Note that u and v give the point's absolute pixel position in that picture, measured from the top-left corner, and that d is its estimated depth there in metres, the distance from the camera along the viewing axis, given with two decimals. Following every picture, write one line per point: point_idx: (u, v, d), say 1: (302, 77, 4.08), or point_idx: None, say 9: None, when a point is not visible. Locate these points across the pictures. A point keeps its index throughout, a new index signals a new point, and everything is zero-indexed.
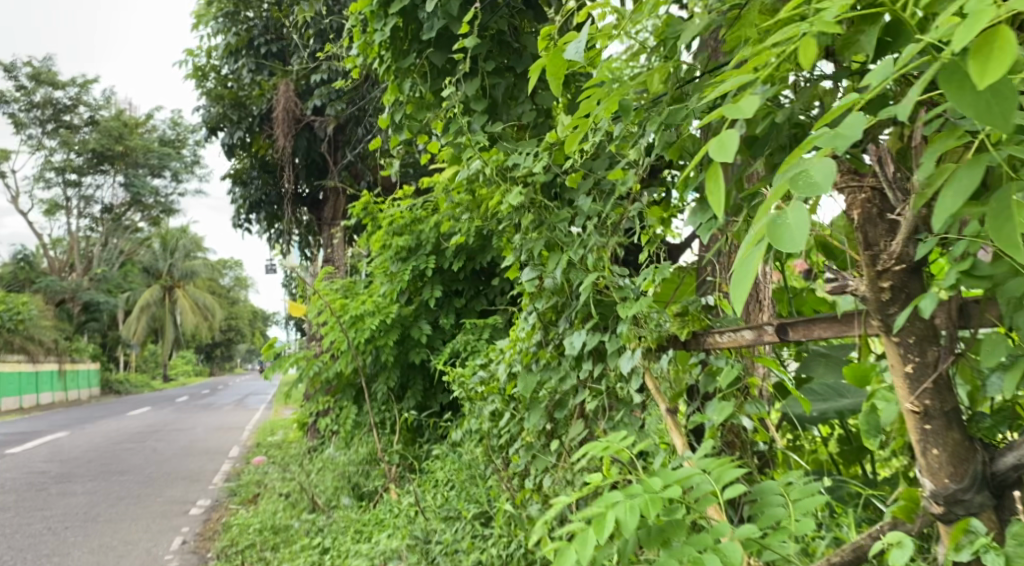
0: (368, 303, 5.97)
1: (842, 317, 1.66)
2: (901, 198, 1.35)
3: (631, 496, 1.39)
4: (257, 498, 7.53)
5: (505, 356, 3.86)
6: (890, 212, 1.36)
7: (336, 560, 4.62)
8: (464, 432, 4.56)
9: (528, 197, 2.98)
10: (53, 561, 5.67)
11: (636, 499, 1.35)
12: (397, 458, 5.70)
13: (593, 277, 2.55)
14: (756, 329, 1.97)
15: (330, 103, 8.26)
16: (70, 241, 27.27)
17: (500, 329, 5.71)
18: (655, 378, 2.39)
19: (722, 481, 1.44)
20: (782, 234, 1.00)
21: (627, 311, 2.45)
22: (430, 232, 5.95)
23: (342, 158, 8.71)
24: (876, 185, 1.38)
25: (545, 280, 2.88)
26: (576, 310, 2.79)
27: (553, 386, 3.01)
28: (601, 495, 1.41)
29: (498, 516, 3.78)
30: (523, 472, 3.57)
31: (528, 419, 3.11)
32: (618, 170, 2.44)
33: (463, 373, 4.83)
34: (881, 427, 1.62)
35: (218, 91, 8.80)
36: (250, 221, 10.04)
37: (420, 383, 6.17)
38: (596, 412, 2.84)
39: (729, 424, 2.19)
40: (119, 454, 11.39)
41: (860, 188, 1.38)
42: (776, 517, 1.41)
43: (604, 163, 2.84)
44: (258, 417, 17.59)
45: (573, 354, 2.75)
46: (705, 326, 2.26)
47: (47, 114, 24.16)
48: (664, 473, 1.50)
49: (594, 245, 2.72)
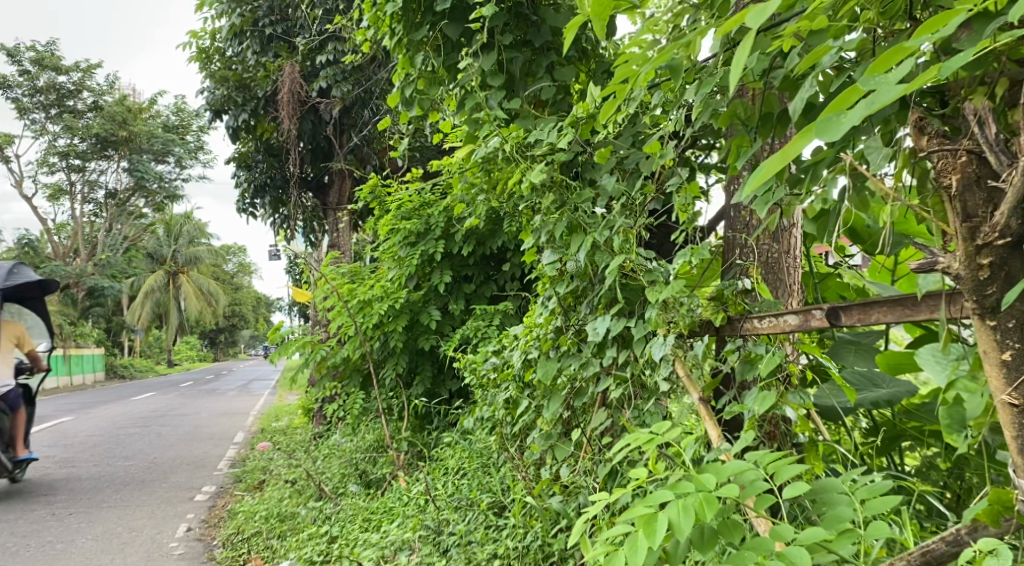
0: (377, 288, 5.83)
1: (905, 301, 1.59)
2: (1006, 161, 1.23)
3: (683, 494, 1.37)
4: (262, 484, 7.44)
5: (520, 342, 3.74)
6: (990, 177, 1.27)
7: (344, 549, 4.52)
8: (476, 419, 4.45)
9: (549, 175, 2.82)
10: (55, 547, 5.58)
11: (689, 499, 1.33)
12: (406, 445, 5.59)
13: (620, 259, 2.42)
14: (802, 313, 1.87)
15: (336, 84, 8.09)
16: (75, 226, 27.20)
17: (510, 315, 5.58)
18: (686, 365, 2.27)
19: (781, 477, 1.39)
20: (828, 124, 1.06)
21: (656, 295, 2.32)
22: (440, 216, 5.81)
23: (348, 141, 8.56)
24: (973, 149, 1.27)
25: (567, 263, 2.75)
26: (599, 294, 2.67)
27: (573, 373, 2.88)
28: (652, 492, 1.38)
29: (513, 505, 3.68)
30: (539, 461, 3.46)
31: (547, 408, 2.99)
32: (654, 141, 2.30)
33: (474, 359, 4.70)
34: (964, 421, 1.52)
35: (222, 73, 8.62)
36: (255, 206, 9.91)
37: (428, 369, 6.05)
38: (620, 401, 2.71)
39: (768, 416, 2.04)
40: (123, 440, 11.32)
41: (954, 153, 1.28)
42: (844, 518, 1.36)
43: (628, 140, 2.78)
44: (264, 402, 17.60)
45: (596, 340, 2.63)
46: (742, 311, 2.17)
47: (50, 99, 24.01)
48: (716, 469, 1.46)
49: (620, 226, 2.58)
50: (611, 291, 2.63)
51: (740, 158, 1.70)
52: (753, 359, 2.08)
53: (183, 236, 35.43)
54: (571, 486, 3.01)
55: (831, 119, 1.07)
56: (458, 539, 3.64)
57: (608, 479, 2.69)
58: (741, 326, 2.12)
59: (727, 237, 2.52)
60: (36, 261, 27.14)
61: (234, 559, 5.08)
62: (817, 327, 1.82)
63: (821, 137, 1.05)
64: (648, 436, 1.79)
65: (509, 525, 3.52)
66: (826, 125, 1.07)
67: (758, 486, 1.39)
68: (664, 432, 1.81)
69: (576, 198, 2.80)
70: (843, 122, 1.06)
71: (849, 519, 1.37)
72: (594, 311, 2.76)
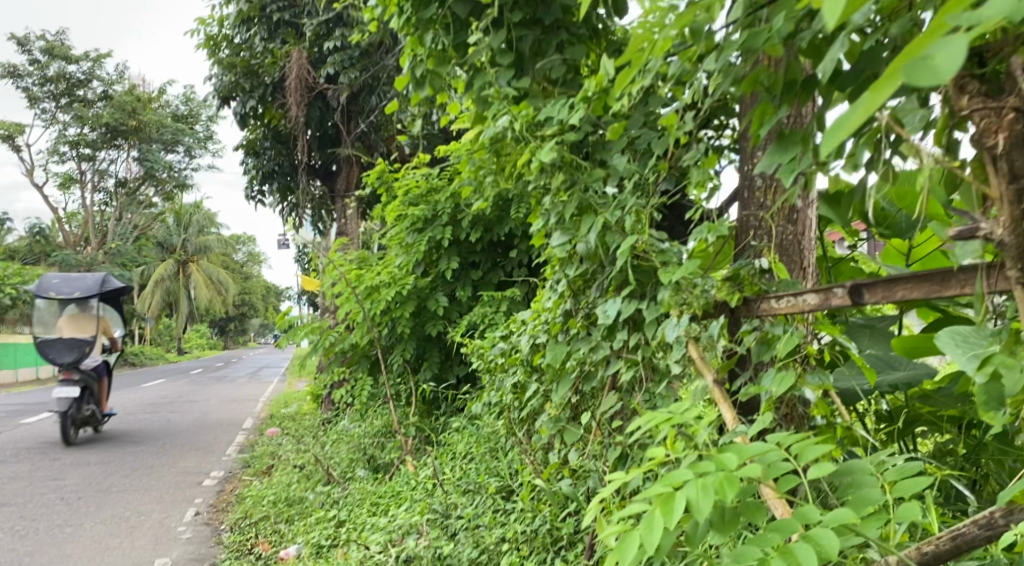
0: (384, 274, 5.79)
1: (928, 275, 1.56)
2: None
3: (702, 475, 1.34)
4: (271, 470, 7.46)
5: (529, 326, 3.70)
6: None
7: (351, 533, 4.51)
8: (484, 405, 4.42)
9: (560, 154, 2.77)
10: (65, 531, 5.59)
11: (708, 479, 1.31)
12: (414, 430, 5.57)
13: (633, 240, 2.37)
14: (821, 293, 1.83)
15: (344, 70, 8.03)
16: (85, 215, 27.31)
17: (518, 302, 5.53)
18: (700, 347, 2.24)
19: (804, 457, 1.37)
20: (918, 66, 0.78)
21: (669, 276, 2.29)
22: (448, 201, 5.76)
23: (355, 127, 8.50)
24: (1019, 107, 1.17)
25: (577, 245, 2.69)
26: (610, 276, 2.62)
27: (582, 357, 2.82)
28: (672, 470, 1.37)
29: (521, 489, 3.65)
30: (547, 445, 3.44)
31: (556, 391, 2.95)
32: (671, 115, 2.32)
33: (482, 345, 4.67)
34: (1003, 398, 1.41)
35: (230, 59, 8.58)
36: (263, 193, 9.89)
37: (436, 355, 6.02)
38: (631, 384, 2.67)
39: (785, 397, 1.99)
40: (133, 425, 11.36)
41: (998, 112, 1.19)
42: (872, 500, 1.35)
43: (639, 120, 2.73)
44: (273, 389, 17.66)
45: (606, 323, 2.59)
46: (758, 291, 2.13)
47: (60, 88, 24.04)
48: (736, 448, 1.43)
49: (633, 206, 2.54)
50: (622, 272, 2.58)
51: (763, 126, 1.70)
52: (770, 340, 2.03)
53: (193, 225, 35.53)
54: (580, 470, 2.97)
55: (917, 61, 0.78)
56: (465, 523, 3.61)
57: (619, 462, 2.65)
58: (756, 306, 2.09)
59: (741, 217, 2.52)
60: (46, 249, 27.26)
61: (242, 543, 5.08)
62: (838, 306, 1.79)
63: (912, 83, 0.78)
64: (667, 416, 1.76)
65: (517, 509, 3.49)
66: (914, 70, 0.78)
67: (780, 466, 1.37)
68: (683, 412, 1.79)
69: (587, 176, 2.74)
70: (936, 63, 0.77)
71: (876, 502, 1.34)
72: (606, 293, 2.71)
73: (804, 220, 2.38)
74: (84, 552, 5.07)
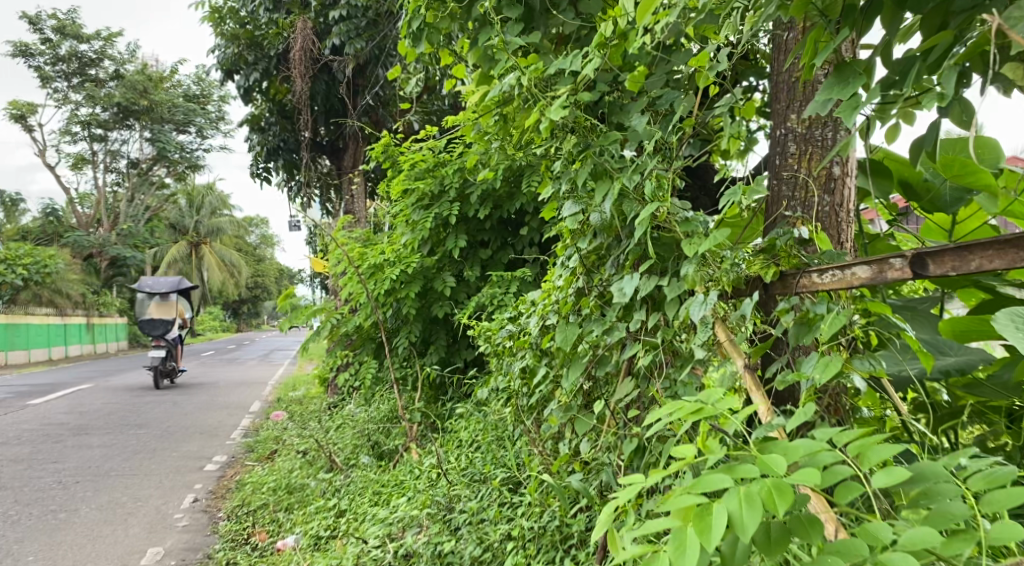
0: (389, 252, 5.53)
1: (1012, 244, 1.31)
2: None
3: (743, 482, 1.10)
4: (274, 455, 7.26)
5: (538, 307, 3.46)
6: None
7: (351, 525, 4.29)
8: (491, 390, 4.17)
9: (573, 112, 2.50)
10: (58, 517, 5.41)
11: (753, 489, 1.06)
12: (419, 416, 5.34)
13: (653, 207, 2.10)
14: (875, 265, 1.56)
15: (350, 41, 7.72)
16: (97, 195, 27.22)
17: (528, 282, 5.27)
18: (729, 329, 1.96)
19: (869, 460, 1.11)
20: None
21: (694, 249, 2.01)
22: (456, 175, 5.48)
23: (362, 102, 8.21)
24: None
25: (590, 215, 2.42)
26: (627, 249, 2.34)
27: (595, 339, 2.56)
28: (705, 474, 1.11)
29: (530, 482, 3.40)
30: (556, 435, 3.19)
31: (567, 377, 2.68)
32: (704, 55, 2.20)
33: (489, 327, 4.41)
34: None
35: (233, 31, 8.31)
36: (269, 170, 9.65)
37: (443, 337, 5.78)
38: (649, 370, 2.41)
39: (830, 386, 1.70)
40: (138, 408, 11.20)
41: None
42: (955, 516, 1.09)
43: (661, 79, 2.52)
44: (283, 372, 17.51)
45: (622, 301, 2.34)
46: (796, 265, 1.85)
47: (72, 67, 23.86)
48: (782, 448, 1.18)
49: (652, 170, 2.26)
50: (639, 245, 2.30)
51: (817, 54, 1.59)
52: (811, 319, 1.75)
53: (205, 206, 35.45)
54: (592, 463, 2.72)
55: None
56: (469, 517, 3.37)
57: (635, 456, 2.39)
58: (794, 281, 1.82)
59: (773, 187, 2.26)
60: (58, 230, 27.22)
61: (238, 533, 4.86)
62: (895, 281, 1.52)
63: None
64: (695, 408, 1.51)
65: (525, 503, 3.25)
66: None
67: (840, 471, 1.11)
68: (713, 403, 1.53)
69: (602, 138, 2.45)
70: None
71: (961, 518, 1.08)
72: (622, 268, 2.44)
73: (845, 189, 2.16)
74: (75, 539, 4.89)
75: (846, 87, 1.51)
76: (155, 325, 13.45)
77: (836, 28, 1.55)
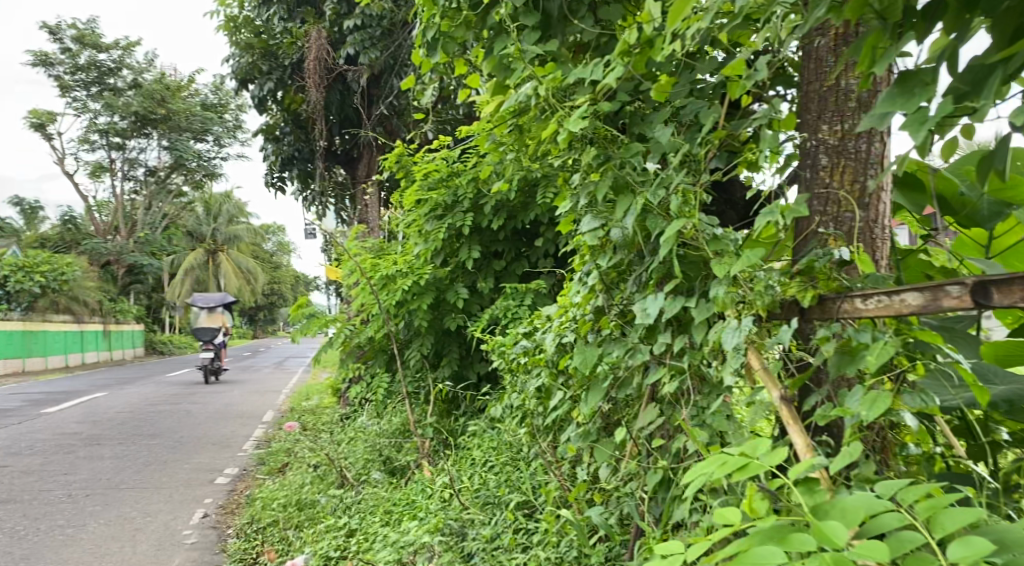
0: (401, 264, 5.43)
1: None
2: None
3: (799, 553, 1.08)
4: (286, 468, 7.17)
5: (554, 323, 3.34)
6: None
7: (361, 545, 4.17)
8: (506, 407, 4.05)
9: (592, 123, 2.37)
10: (66, 532, 5.32)
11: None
12: (431, 431, 5.22)
13: (679, 224, 1.96)
14: (930, 291, 1.42)
15: (364, 50, 7.65)
16: (115, 204, 27.40)
17: (543, 295, 5.14)
18: (764, 356, 1.83)
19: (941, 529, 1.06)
20: None
21: (724, 269, 1.89)
22: (470, 186, 5.36)
23: (376, 111, 8.12)
24: None
25: (611, 231, 2.29)
26: (650, 267, 2.21)
27: (616, 360, 2.43)
28: (759, 546, 1.12)
29: (546, 507, 3.28)
30: (573, 458, 3.06)
31: (586, 401, 2.53)
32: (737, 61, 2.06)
33: (502, 341, 4.28)
34: None
35: (248, 40, 8.26)
36: (283, 180, 9.59)
37: (455, 350, 5.62)
38: (674, 395, 2.27)
39: (877, 422, 1.56)
40: (151, 417, 11.15)
41: None
42: None
43: (685, 88, 2.40)
44: (298, 381, 17.45)
45: (645, 323, 2.21)
46: (837, 288, 1.72)
47: (91, 77, 24.01)
48: (843, 511, 1.16)
49: (679, 184, 2.12)
50: (664, 264, 2.17)
51: (874, 61, 1.48)
52: (855, 349, 1.62)
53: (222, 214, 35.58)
54: (614, 491, 2.58)
55: None
56: (481, 544, 3.24)
57: (659, 487, 2.26)
58: (834, 306, 1.69)
59: (811, 201, 2.13)
60: (77, 237, 27.38)
61: (246, 552, 4.75)
62: (949, 309, 1.39)
63: None
64: (740, 464, 1.42)
65: (541, 530, 3.12)
66: None
67: (908, 539, 1.07)
68: (758, 456, 1.44)
69: (624, 150, 2.32)
70: None
71: None
72: (644, 288, 2.32)
73: (878, 205, 2.06)
74: (82, 557, 4.79)
75: (911, 99, 1.34)
76: (203, 332, 16.12)
77: (896, 31, 1.43)
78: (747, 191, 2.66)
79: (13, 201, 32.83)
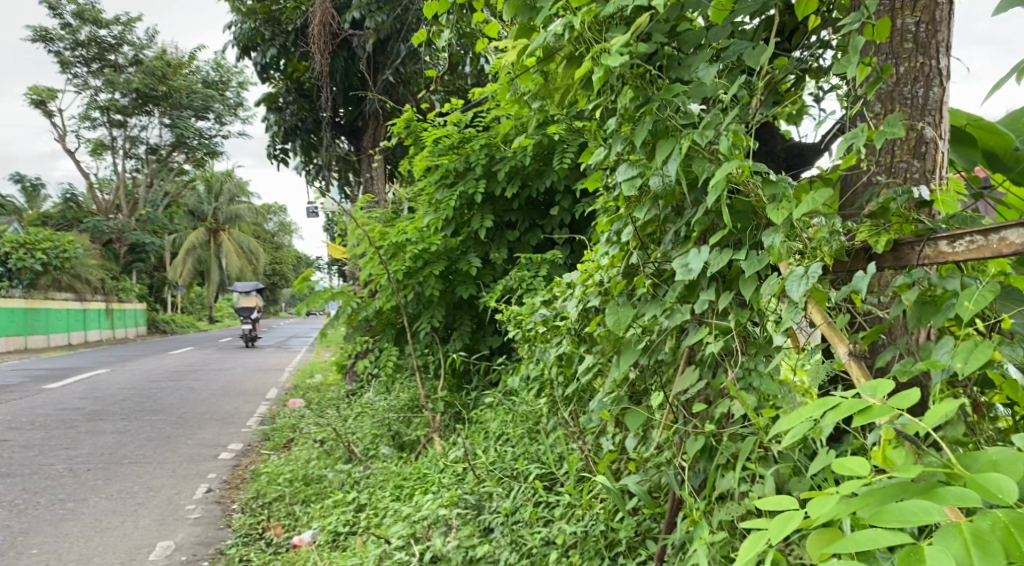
0: (411, 232, 5.24)
1: None
2: None
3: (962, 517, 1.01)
4: (291, 444, 7.05)
5: (579, 289, 3.18)
6: None
7: (372, 521, 4.03)
8: (522, 378, 3.90)
9: (631, 61, 2.15)
10: (67, 507, 5.18)
11: (983, 529, 0.98)
12: (442, 405, 5.06)
13: (734, 165, 1.76)
14: None
15: (369, 15, 7.44)
16: (116, 181, 27.19)
17: (558, 265, 4.98)
18: (828, 311, 1.66)
19: None
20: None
21: (784, 216, 1.71)
22: (482, 152, 5.17)
23: (382, 79, 7.91)
24: None
25: (650, 179, 2.09)
26: (693, 219, 2.01)
27: (651, 323, 2.24)
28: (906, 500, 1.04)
29: (569, 482, 3.12)
30: (598, 428, 2.91)
31: (617, 366, 2.33)
32: None
33: (518, 310, 4.10)
34: None
35: (250, 5, 8.01)
36: (286, 152, 9.39)
37: (467, 322, 5.43)
38: (717, 358, 2.10)
39: (970, 378, 1.40)
40: (153, 393, 11.04)
41: None
42: None
43: (727, 30, 2.21)
44: (300, 358, 17.39)
45: (687, 280, 2.02)
46: (914, 232, 1.55)
47: (91, 53, 23.68)
48: (989, 460, 1.10)
49: (729, 125, 1.92)
50: (708, 215, 1.99)
51: None
52: (940, 297, 1.45)
53: (224, 193, 35.32)
54: (647, 462, 2.43)
55: None
56: (500, 520, 3.08)
57: (701, 456, 2.08)
58: (909, 251, 1.52)
59: (879, 151, 1.89)
60: (78, 215, 27.18)
61: (251, 527, 4.61)
62: None
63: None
64: (862, 405, 1.23)
65: (565, 504, 2.96)
66: None
67: None
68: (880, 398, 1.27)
69: (665, 91, 2.10)
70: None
71: None
72: (686, 242, 2.15)
73: (934, 153, 1.85)
74: (82, 531, 4.66)
75: None
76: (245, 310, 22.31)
77: None
78: (790, 140, 2.46)
79: (14, 178, 32.63)
